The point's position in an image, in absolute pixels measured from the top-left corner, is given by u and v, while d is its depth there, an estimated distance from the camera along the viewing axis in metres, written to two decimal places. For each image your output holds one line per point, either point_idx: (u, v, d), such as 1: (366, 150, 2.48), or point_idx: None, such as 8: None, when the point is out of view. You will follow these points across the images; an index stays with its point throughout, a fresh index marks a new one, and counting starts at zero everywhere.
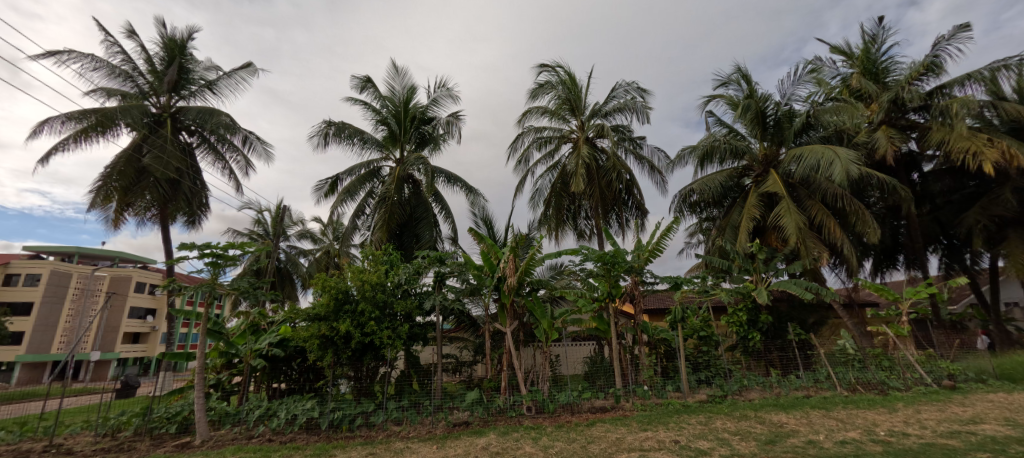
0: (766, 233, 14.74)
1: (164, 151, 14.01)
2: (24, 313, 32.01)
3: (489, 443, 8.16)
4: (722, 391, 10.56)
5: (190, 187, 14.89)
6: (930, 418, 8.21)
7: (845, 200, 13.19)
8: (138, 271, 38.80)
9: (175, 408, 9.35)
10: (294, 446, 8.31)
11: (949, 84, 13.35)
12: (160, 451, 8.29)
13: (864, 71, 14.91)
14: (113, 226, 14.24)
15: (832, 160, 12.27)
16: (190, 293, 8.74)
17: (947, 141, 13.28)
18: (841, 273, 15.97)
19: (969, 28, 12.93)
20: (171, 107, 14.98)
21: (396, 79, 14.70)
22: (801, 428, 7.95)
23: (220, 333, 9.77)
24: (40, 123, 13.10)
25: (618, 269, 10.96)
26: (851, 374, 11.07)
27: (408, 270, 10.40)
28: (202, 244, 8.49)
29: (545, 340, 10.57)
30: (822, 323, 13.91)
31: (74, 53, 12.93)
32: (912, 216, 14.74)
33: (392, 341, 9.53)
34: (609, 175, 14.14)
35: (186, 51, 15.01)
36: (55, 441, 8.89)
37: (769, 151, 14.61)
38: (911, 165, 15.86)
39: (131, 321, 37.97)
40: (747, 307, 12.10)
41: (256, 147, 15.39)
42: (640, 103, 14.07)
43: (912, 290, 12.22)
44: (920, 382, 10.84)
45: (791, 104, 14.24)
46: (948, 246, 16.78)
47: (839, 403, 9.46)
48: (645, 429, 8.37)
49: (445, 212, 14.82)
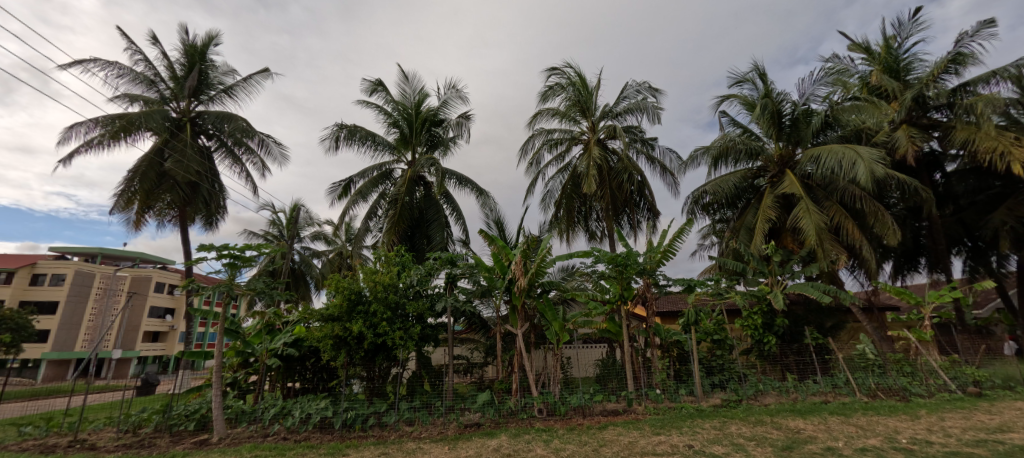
0: (783, 235, 14.57)
1: (184, 155, 14.29)
2: (49, 312, 32.86)
3: (501, 444, 8.13)
4: (736, 395, 10.42)
5: (208, 190, 15.16)
6: (955, 426, 7.97)
7: (864, 201, 12.94)
8: (159, 272, 39.69)
9: (195, 406, 9.48)
10: (307, 445, 8.37)
11: (973, 81, 13.02)
12: (178, 448, 8.40)
13: (885, 69, 14.61)
14: (135, 227, 14.60)
15: (853, 160, 12.03)
16: (208, 293, 8.85)
17: (972, 140, 12.94)
18: (860, 276, 15.67)
19: (995, 24, 12.55)
20: (190, 112, 15.22)
21: (407, 83, 14.83)
22: (819, 435, 7.78)
23: (236, 331, 10.16)
24: (67, 129, 13.48)
25: (630, 271, 10.81)
26: (872, 379, 10.77)
27: (421, 271, 10.44)
28: (220, 245, 8.62)
29: (556, 341, 10.46)
30: (840, 327, 13.67)
31: (100, 60, 13.32)
32: (935, 217, 14.36)
33: (404, 342, 9.55)
34: (621, 177, 14.12)
35: (206, 57, 15.33)
36: (79, 437, 9.09)
37: (784, 152, 14.30)
38: (933, 165, 15.54)
39: (152, 321, 38.71)
40: (762, 310, 11.80)
41: (273, 150, 15.61)
42: (652, 103, 13.95)
43: (935, 293, 11.82)
44: (944, 389, 10.53)
45: (809, 104, 13.95)
46: (973, 248, 16.31)
47: (859, 409, 9.24)
48: (658, 433, 8.26)
49: (456, 214, 14.84)
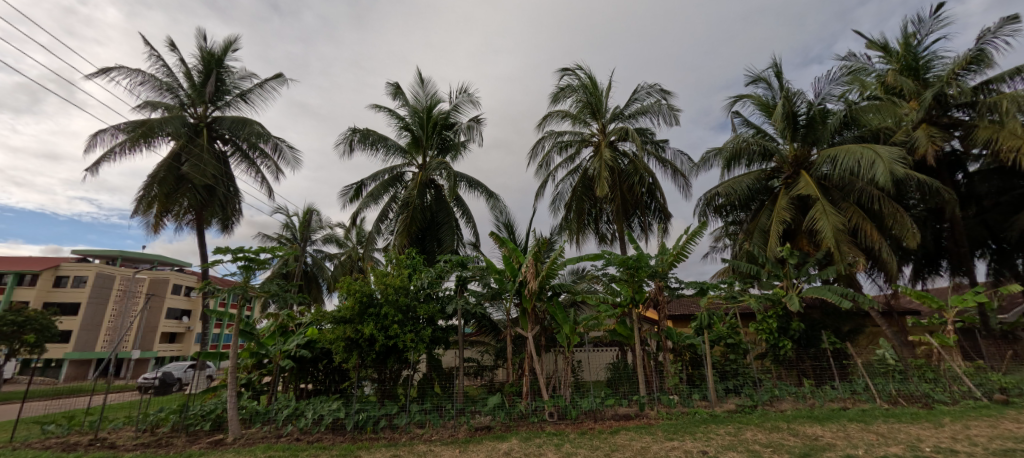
0: (798, 237, 14.32)
1: (201, 160, 14.53)
2: (71, 313, 33.58)
3: (512, 448, 8.07)
4: (752, 401, 10.21)
5: (224, 194, 15.41)
6: (981, 434, 7.70)
7: (881, 202, 12.69)
8: (176, 274, 40.34)
9: (210, 406, 9.52)
10: (319, 446, 8.39)
11: (995, 79, 12.75)
12: (194, 447, 8.47)
13: (903, 67, 14.31)
14: (153, 230, 14.99)
15: (872, 160, 11.77)
16: (223, 295, 8.91)
17: (995, 139, 12.62)
18: (878, 278, 15.37)
19: (1018, 20, 12.20)
20: (207, 117, 15.50)
21: (419, 87, 14.88)
22: (837, 442, 7.58)
23: (250, 333, 10.03)
24: (91, 136, 13.81)
25: (641, 274, 10.64)
26: (892, 385, 10.47)
27: (431, 274, 10.44)
28: (236, 248, 8.71)
29: (567, 345, 10.35)
30: (858, 331, 13.43)
31: (123, 69, 13.61)
32: (956, 218, 14.04)
33: (414, 344, 9.53)
34: (631, 179, 14.12)
35: (222, 63, 15.56)
36: (99, 435, 9.23)
37: (799, 152, 14.00)
38: (955, 165, 15.16)
39: (169, 322, 39.30)
40: (778, 314, 11.55)
41: (286, 154, 15.77)
42: (665, 105, 13.80)
43: (959, 297, 11.48)
44: (969, 396, 10.19)
45: (825, 104, 13.69)
46: (998, 250, 15.89)
47: (880, 416, 8.96)
48: (671, 438, 8.13)
49: (467, 216, 14.83)
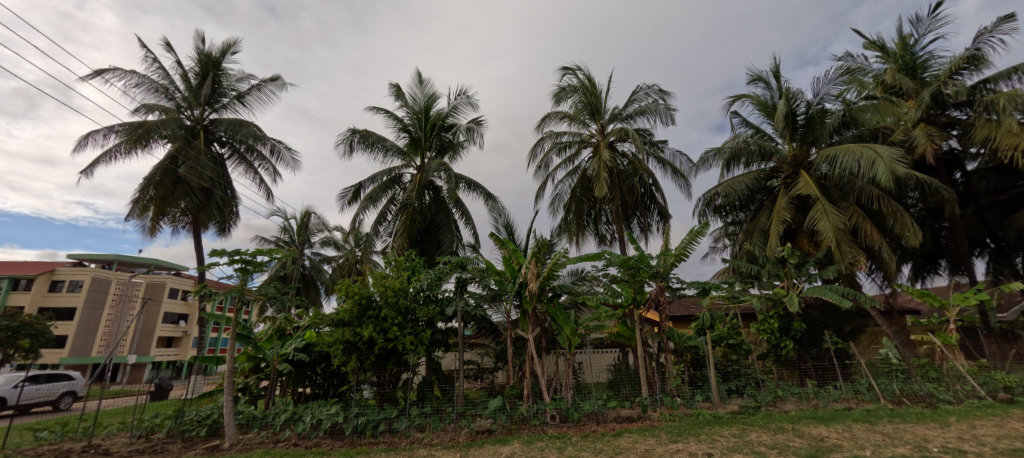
0: (799, 236, 14.27)
1: (198, 163, 14.36)
2: (66, 318, 33.30)
3: (514, 451, 7.99)
4: (755, 401, 10.10)
5: (221, 196, 15.29)
6: (989, 434, 7.62)
7: (881, 202, 12.67)
8: (172, 279, 39.80)
9: (206, 412, 9.40)
10: (317, 452, 8.26)
11: (993, 78, 12.75)
12: (190, 453, 8.35)
13: (901, 67, 14.30)
14: (150, 233, 14.89)
15: (872, 160, 11.73)
16: (219, 298, 8.77)
17: (993, 138, 12.62)
18: (878, 278, 15.33)
19: (1015, 19, 12.21)
20: (204, 119, 15.39)
21: (418, 88, 14.82)
22: (843, 443, 7.50)
23: (248, 337, 10.00)
24: (84, 137, 13.69)
25: (642, 275, 10.53)
26: (896, 385, 10.41)
27: (430, 276, 10.30)
28: (232, 250, 8.59)
29: (568, 347, 10.29)
30: (860, 330, 13.31)
31: (118, 70, 13.50)
32: (956, 217, 14.01)
33: (414, 346, 9.41)
34: (631, 180, 14.07)
35: (219, 65, 15.45)
36: (93, 442, 9.10)
37: (798, 152, 13.97)
38: (953, 164, 15.16)
39: (165, 326, 38.99)
40: (778, 314, 11.48)
41: (284, 156, 15.67)
42: (663, 105, 13.75)
43: (960, 295, 11.42)
44: (973, 395, 10.14)
45: (824, 104, 13.67)
46: (996, 249, 15.92)
47: (884, 416, 8.89)
48: (675, 441, 8.03)
49: (467, 218, 14.74)
